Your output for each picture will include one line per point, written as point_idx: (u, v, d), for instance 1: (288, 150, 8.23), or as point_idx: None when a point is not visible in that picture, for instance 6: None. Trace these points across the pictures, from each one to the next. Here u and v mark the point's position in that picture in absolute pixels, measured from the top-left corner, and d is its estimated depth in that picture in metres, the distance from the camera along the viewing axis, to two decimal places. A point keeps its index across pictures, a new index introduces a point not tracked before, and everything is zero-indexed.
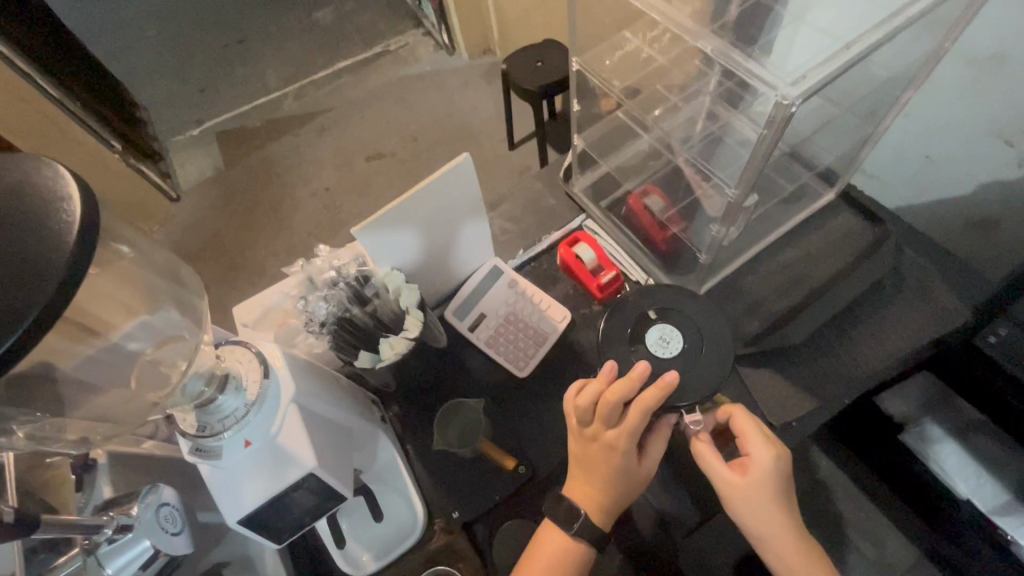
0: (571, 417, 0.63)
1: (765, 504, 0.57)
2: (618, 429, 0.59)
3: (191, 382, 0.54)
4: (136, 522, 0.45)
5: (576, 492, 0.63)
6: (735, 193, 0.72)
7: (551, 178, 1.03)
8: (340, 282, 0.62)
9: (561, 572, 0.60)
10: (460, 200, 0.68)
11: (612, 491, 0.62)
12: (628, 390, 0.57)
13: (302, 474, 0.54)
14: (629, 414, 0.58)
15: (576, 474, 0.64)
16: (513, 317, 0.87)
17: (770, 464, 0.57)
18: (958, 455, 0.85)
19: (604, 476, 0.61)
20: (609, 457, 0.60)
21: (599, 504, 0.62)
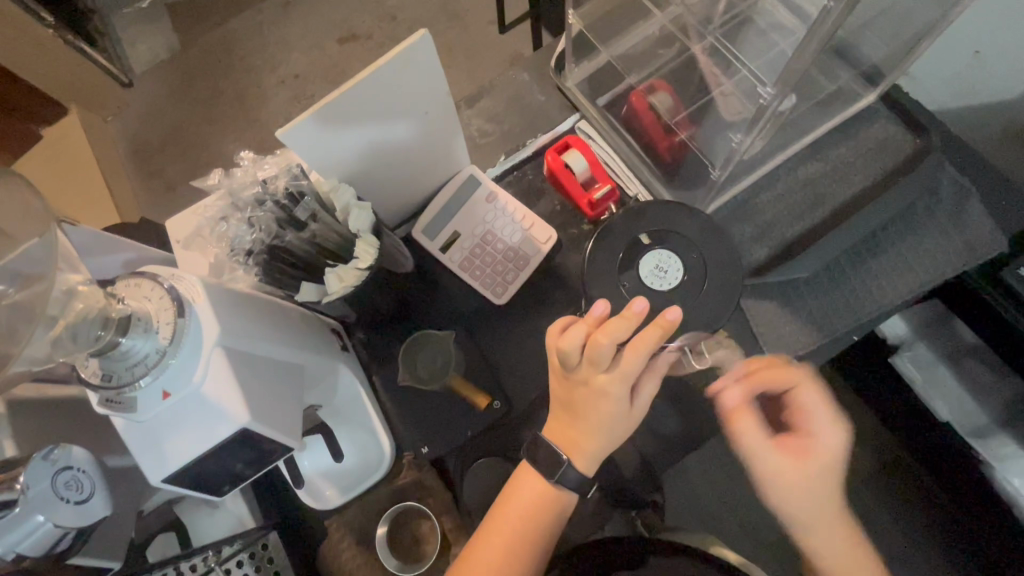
0: (555, 357, 0.55)
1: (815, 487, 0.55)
2: (606, 374, 0.51)
3: (81, 329, 0.43)
4: (21, 496, 0.39)
5: (558, 434, 0.57)
6: (770, 91, 0.57)
7: (539, 68, 0.86)
8: (268, 201, 0.50)
9: (535, 514, 0.56)
10: (422, 94, 0.55)
11: (600, 437, 0.55)
12: (624, 331, 0.47)
13: (234, 430, 0.46)
14: (624, 360, 0.50)
15: (562, 423, 0.57)
16: (490, 236, 0.77)
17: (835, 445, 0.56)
18: (944, 379, 0.82)
19: (592, 422, 0.54)
20: (598, 403, 0.53)
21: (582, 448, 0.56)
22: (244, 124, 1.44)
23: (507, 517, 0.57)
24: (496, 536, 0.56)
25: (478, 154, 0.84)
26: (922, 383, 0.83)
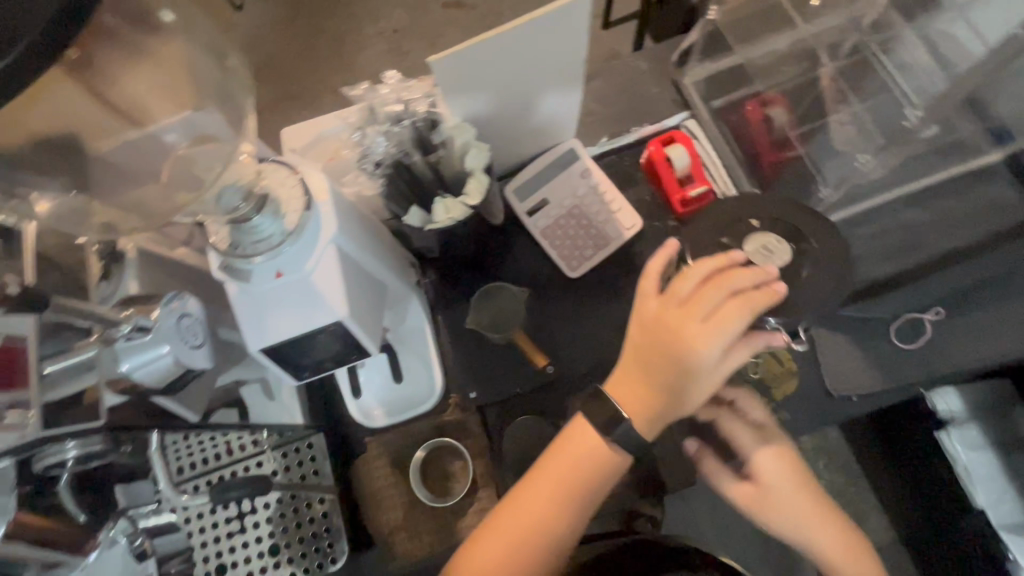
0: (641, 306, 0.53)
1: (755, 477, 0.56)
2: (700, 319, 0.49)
3: (226, 195, 0.47)
4: (155, 326, 0.42)
5: (622, 390, 0.53)
6: None
7: (659, 59, 0.87)
8: (405, 121, 0.51)
9: (577, 470, 0.53)
10: (563, 52, 0.56)
11: (670, 401, 0.51)
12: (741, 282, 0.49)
13: (331, 321, 0.50)
14: (724, 305, 0.49)
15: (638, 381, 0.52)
16: (577, 210, 0.79)
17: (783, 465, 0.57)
18: (988, 466, 0.80)
19: (665, 381, 0.51)
20: (681, 361, 0.49)
21: (650, 405, 0.52)
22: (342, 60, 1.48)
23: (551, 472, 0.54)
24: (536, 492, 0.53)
25: (580, 130, 0.85)
26: (964, 463, 0.80)
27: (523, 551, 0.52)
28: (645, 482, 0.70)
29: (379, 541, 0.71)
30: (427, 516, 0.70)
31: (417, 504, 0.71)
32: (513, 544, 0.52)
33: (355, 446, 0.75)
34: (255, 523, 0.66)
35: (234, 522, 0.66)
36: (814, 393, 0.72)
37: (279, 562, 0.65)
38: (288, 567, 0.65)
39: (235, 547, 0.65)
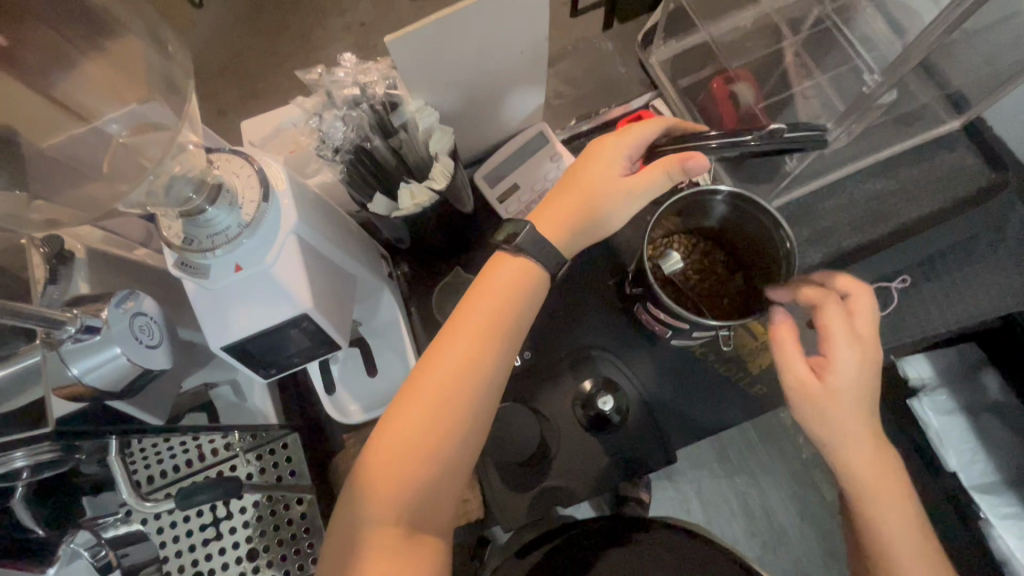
0: (410, 400, 0.47)
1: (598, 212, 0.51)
2: (611, 161, 0.51)
3: (173, 187, 0.44)
4: (104, 327, 0.40)
5: (468, 317, 0.48)
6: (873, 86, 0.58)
7: (622, 40, 0.86)
8: (364, 103, 0.51)
9: (519, 301, 0.49)
10: (523, 27, 0.55)
11: (506, 317, 0.49)
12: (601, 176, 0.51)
13: (294, 313, 0.49)
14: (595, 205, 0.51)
15: (596, 187, 0.51)
16: (549, 193, 0.76)
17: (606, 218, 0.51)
18: None
19: (512, 290, 0.49)
20: (559, 199, 0.51)
21: (483, 329, 0.48)
22: (282, 32, 1.21)
23: (484, 309, 0.49)
24: (453, 354, 0.47)
25: (549, 113, 0.84)
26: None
27: (419, 484, 0.45)
28: (628, 460, 0.70)
29: None
30: None
31: None
32: (405, 461, 0.45)
33: (333, 443, 0.73)
34: (231, 529, 0.65)
35: (209, 530, 0.65)
36: None
37: (257, 566, 0.64)
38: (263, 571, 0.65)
39: (208, 555, 0.64)
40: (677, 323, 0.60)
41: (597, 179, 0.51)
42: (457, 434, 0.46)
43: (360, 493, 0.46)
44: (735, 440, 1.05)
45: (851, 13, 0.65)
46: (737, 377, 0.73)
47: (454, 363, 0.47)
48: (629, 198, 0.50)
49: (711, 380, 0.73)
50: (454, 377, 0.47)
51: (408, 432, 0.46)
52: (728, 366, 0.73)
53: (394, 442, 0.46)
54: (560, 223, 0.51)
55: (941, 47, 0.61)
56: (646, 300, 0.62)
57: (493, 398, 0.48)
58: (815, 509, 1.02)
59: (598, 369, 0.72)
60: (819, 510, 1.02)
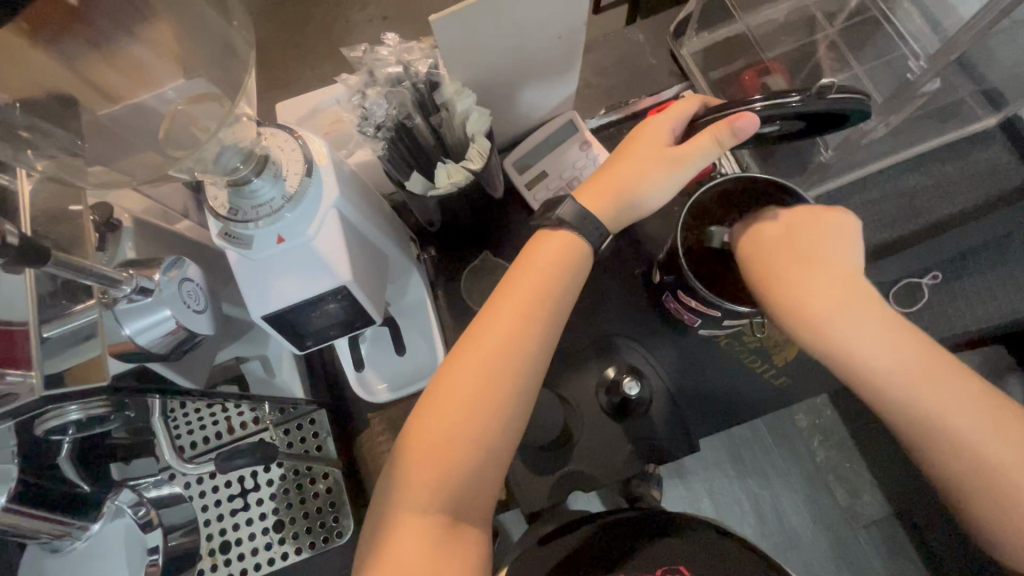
0: (452, 380, 0.48)
1: (641, 182, 0.51)
2: (651, 134, 0.52)
3: (223, 156, 0.46)
4: (155, 289, 0.41)
5: (508, 298, 0.50)
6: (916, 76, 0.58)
7: (654, 31, 0.86)
8: (407, 81, 0.52)
9: (560, 286, 0.51)
10: (565, 10, 0.56)
11: (546, 298, 0.50)
12: (643, 148, 0.52)
13: (334, 285, 0.50)
14: (636, 174, 0.51)
15: (637, 160, 0.51)
16: (577, 182, 0.77)
17: (648, 189, 0.51)
18: None
19: (550, 270, 0.51)
20: (602, 175, 0.53)
21: (523, 308, 0.50)
22: (306, 25, 1.22)
23: (525, 287, 0.50)
24: (494, 333, 0.49)
25: (579, 103, 0.84)
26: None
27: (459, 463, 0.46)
28: (651, 448, 0.70)
29: None
30: None
31: None
32: (449, 440, 0.46)
33: (357, 422, 0.74)
34: (258, 501, 0.67)
35: (237, 500, 0.66)
36: (815, 359, 0.73)
37: (282, 538, 0.66)
38: (289, 543, 0.66)
39: (235, 525, 0.66)
40: (706, 311, 0.60)
41: (642, 152, 0.51)
42: (500, 415, 0.47)
43: (404, 473, 0.47)
44: (750, 439, 1.04)
45: (896, 3, 0.67)
46: (761, 369, 0.73)
47: (495, 342, 0.49)
48: (672, 169, 0.50)
49: (735, 371, 0.73)
50: (496, 356, 0.48)
51: (451, 409, 0.47)
52: (752, 358, 0.73)
53: (437, 420, 0.47)
54: (603, 196, 0.52)
55: (988, 38, 0.60)
56: (676, 288, 0.62)
57: (531, 379, 0.49)
58: (831, 510, 1.01)
59: (624, 358, 0.73)
60: (835, 511, 1.01)
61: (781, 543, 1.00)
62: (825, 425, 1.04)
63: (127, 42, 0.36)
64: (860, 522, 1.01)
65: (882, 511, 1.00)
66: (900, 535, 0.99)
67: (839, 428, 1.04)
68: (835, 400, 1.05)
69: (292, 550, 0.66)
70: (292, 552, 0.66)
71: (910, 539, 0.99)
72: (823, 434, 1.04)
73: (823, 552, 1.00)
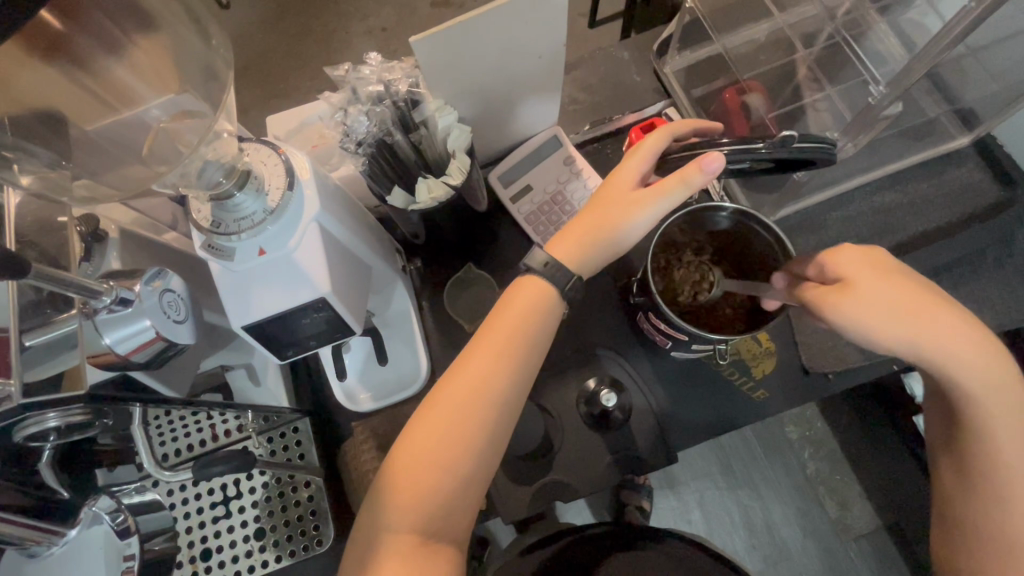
0: (430, 416, 0.49)
1: (613, 224, 0.51)
2: (619, 176, 0.52)
3: (206, 170, 0.48)
4: (136, 299, 0.42)
5: (489, 338, 0.50)
6: (881, 96, 0.60)
7: (638, 49, 0.88)
8: (388, 100, 0.54)
9: (538, 326, 0.51)
10: (540, 31, 0.57)
11: (524, 339, 0.51)
12: (614, 192, 0.52)
13: (314, 296, 0.51)
14: (606, 217, 0.51)
15: (608, 203, 0.52)
16: (561, 196, 0.79)
17: (622, 229, 0.51)
18: None
19: (529, 313, 0.51)
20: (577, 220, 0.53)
21: (504, 350, 0.50)
22: (301, 40, 1.25)
23: (501, 329, 0.51)
24: (472, 373, 0.49)
25: (564, 118, 0.86)
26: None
27: (437, 502, 0.48)
28: (631, 458, 0.71)
29: None
30: None
31: None
32: (426, 478, 0.47)
33: (342, 430, 0.75)
34: (240, 508, 0.67)
35: (219, 508, 0.67)
36: (795, 371, 0.74)
37: (264, 545, 0.67)
38: (272, 550, 0.67)
39: (217, 532, 0.67)
40: (676, 334, 0.61)
41: (613, 199, 0.52)
42: (476, 455, 0.49)
43: (381, 507, 0.48)
44: (739, 451, 1.05)
45: (869, 27, 0.67)
46: (742, 380, 0.74)
47: (473, 382, 0.49)
48: (641, 211, 0.50)
49: (715, 382, 0.74)
50: (475, 397, 0.49)
51: (428, 449, 0.48)
52: (733, 370, 0.74)
53: (412, 464, 0.48)
54: (576, 242, 0.52)
55: (952, 60, 0.62)
56: (649, 309, 0.63)
57: (508, 419, 0.50)
58: (818, 521, 1.02)
59: (605, 370, 0.74)
60: (823, 523, 1.02)
61: (770, 555, 1.00)
62: (812, 437, 1.04)
63: (109, 63, 0.38)
64: (848, 535, 1.01)
65: (869, 523, 1.01)
66: (888, 547, 0.99)
67: (826, 440, 1.05)
68: (821, 411, 1.06)
69: (273, 557, 0.67)
70: (273, 559, 0.67)
71: (898, 551, 0.99)
72: (811, 446, 1.05)
73: (811, 564, 1.00)
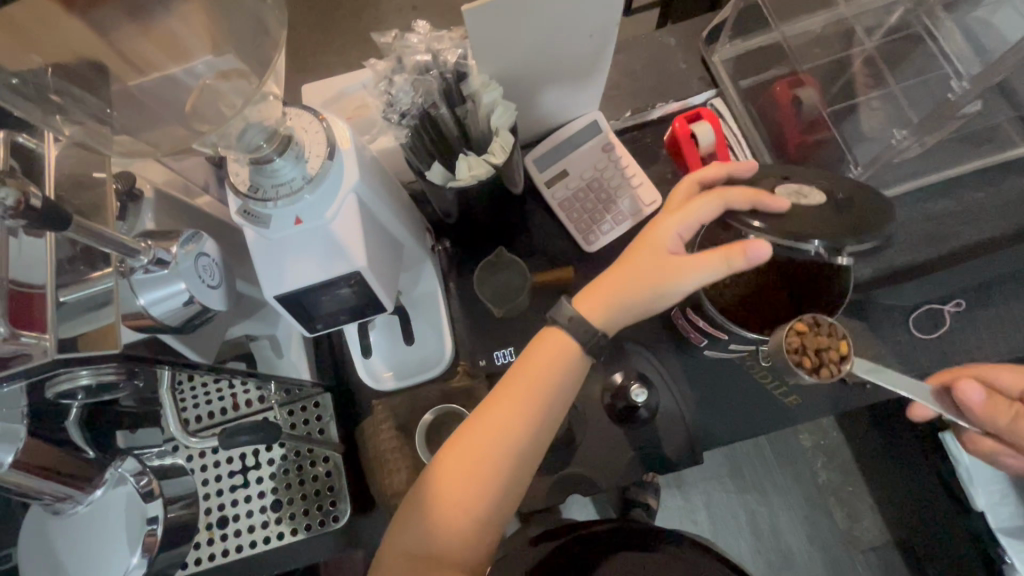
0: (453, 462, 0.51)
1: (641, 292, 0.51)
2: (655, 242, 0.51)
3: (246, 133, 0.46)
4: (172, 262, 0.41)
5: (512, 387, 0.52)
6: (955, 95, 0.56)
7: (686, 35, 0.85)
8: (435, 71, 0.52)
9: (559, 378, 0.52)
10: (596, 8, 0.55)
11: (546, 391, 0.52)
12: (645, 257, 0.51)
13: (348, 270, 0.50)
14: (636, 283, 0.51)
15: (637, 269, 0.51)
16: (597, 183, 0.76)
17: (648, 298, 0.51)
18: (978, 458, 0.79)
19: (552, 367, 0.52)
20: (606, 278, 0.53)
21: (526, 402, 0.52)
22: (335, 10, 1.22)
23: (524, 383, 0.52)
24: (494, 422, 0.51)
25: (604, 102, 0.83)
26: (966, 465, 0.79)
27: (474, 528, 0.51)
28: (654, 456, 0.69)
29: (383, 504, 0.69)
30: None
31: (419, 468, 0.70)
32: (448, 519, 0.51)
33: (359, 408, 0.74)
34: (257, 479, 0.67)
35: (236, 477, 0.67)
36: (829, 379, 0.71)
37: (280, 517, 0.66)
38: (287, 523, 0.67)
39: (235, 501, 0.66)
40: (716, 333, 0.59)
41: (645, 265, 0.51)
42: (494, 500, 0.51)
43: (405, 539, 0.52)
44: (751, 457, 1.03)
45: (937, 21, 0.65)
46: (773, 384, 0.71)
47: (493, 432, 0.51)
48: (671, 286, 0.50)
49: (745, 385, 0.72)
50: (494, 447, 0.51)
51: (450, 493, 0.51)
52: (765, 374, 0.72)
53: (436, 505, 0.51)
54: (602, 303, 0.52)
55: None
56: (688, 305, 0.61)
57: (525, 468, 0.52)
58: (829, 532, 1.00)
59: (632, 365, 0.72)
60: (833, 535, 1.00)
61: (776, 562, 0.99)
62: (828, 447, 1.02)
63: None
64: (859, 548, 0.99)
65: (882, 538, 0.99)
66: (900, 564, 0.97)
67: (843, 451, 1.02)
68: (842, 421, 1.03)
69: (289, 530, 0.66)
70: (289, 531, 0.66)
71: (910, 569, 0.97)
72: (827, 456, 1.03)
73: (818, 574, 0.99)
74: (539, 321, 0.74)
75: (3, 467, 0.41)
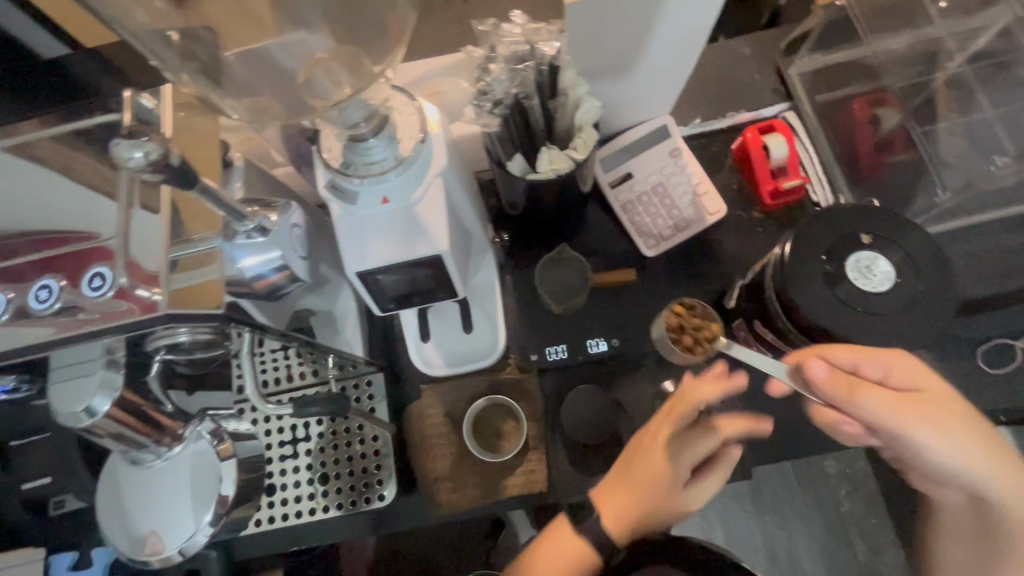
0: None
1: (657, 483, 0.56)
2: (656, 447, 0.57)
3: (347, 111, 0.46)
4: (271, 229, 0.43)
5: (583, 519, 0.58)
6: None
7: (763, 45, 0.83)
8: (531, 63, 0.51)
9: (588, 558, 0.58)
10: (695, 10, 0.54)
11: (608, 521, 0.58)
12: (659, 449, 0.56)
13: (429, 253, 0.50)
14: (652, 471, 0.56)
15: (643, 469, 0.57)
16: (663, 188, 0.76)
17: (679, 468, 0.56)
18: None
19: (623, 499, 0.58)
20: (619, 492, 0.58)
21: (582, 549, 0.58)
22: None
23: (564, 552, 0.58)
24: (561, 550, 0.58)
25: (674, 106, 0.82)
26: None
27: None
28: None
29: (424, 488, 0.70)
30: (474, 470, 0.70)
31: (466, 456, 0.70)
32: None
33: (408, 391, 0.74)
34: (306, 450, 0.68)
35: (286, 447, 0.68)
36: None
37: (326, 490, 0.68)
38: (332, 496, 0.68)
39: (284, 471, 0.68)
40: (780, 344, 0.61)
41: (646, 471, 0.57)
42: None
43: None
44: (773, 480, 1.02)
45: None
46: None
47: (562, 556, 0.58)
48: (688, 457, 0.56)
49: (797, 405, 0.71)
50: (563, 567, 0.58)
51: None
52: None
53: None
54: (616, 518, 0.58)
55: None
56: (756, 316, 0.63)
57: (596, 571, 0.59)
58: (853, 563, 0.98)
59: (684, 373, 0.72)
60: (857, 566, 0.98)
61: None
62: (861, 477, 1.00)
63: None
64: None
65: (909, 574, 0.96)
66: None
67: (876, 482, 1.00)
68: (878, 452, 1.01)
69: (333, 503, 0.68)
70: (333, 505, 0.68)
71: None
72: (857, 485, 1.00)
73: None
74: (592, 321, 0.74)
75: (98, 415, 0.41)
